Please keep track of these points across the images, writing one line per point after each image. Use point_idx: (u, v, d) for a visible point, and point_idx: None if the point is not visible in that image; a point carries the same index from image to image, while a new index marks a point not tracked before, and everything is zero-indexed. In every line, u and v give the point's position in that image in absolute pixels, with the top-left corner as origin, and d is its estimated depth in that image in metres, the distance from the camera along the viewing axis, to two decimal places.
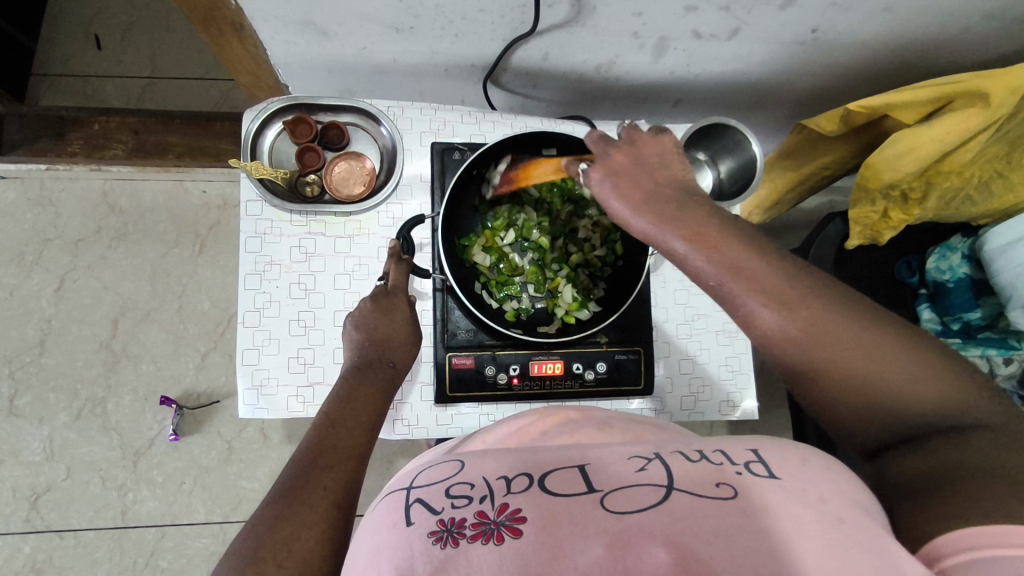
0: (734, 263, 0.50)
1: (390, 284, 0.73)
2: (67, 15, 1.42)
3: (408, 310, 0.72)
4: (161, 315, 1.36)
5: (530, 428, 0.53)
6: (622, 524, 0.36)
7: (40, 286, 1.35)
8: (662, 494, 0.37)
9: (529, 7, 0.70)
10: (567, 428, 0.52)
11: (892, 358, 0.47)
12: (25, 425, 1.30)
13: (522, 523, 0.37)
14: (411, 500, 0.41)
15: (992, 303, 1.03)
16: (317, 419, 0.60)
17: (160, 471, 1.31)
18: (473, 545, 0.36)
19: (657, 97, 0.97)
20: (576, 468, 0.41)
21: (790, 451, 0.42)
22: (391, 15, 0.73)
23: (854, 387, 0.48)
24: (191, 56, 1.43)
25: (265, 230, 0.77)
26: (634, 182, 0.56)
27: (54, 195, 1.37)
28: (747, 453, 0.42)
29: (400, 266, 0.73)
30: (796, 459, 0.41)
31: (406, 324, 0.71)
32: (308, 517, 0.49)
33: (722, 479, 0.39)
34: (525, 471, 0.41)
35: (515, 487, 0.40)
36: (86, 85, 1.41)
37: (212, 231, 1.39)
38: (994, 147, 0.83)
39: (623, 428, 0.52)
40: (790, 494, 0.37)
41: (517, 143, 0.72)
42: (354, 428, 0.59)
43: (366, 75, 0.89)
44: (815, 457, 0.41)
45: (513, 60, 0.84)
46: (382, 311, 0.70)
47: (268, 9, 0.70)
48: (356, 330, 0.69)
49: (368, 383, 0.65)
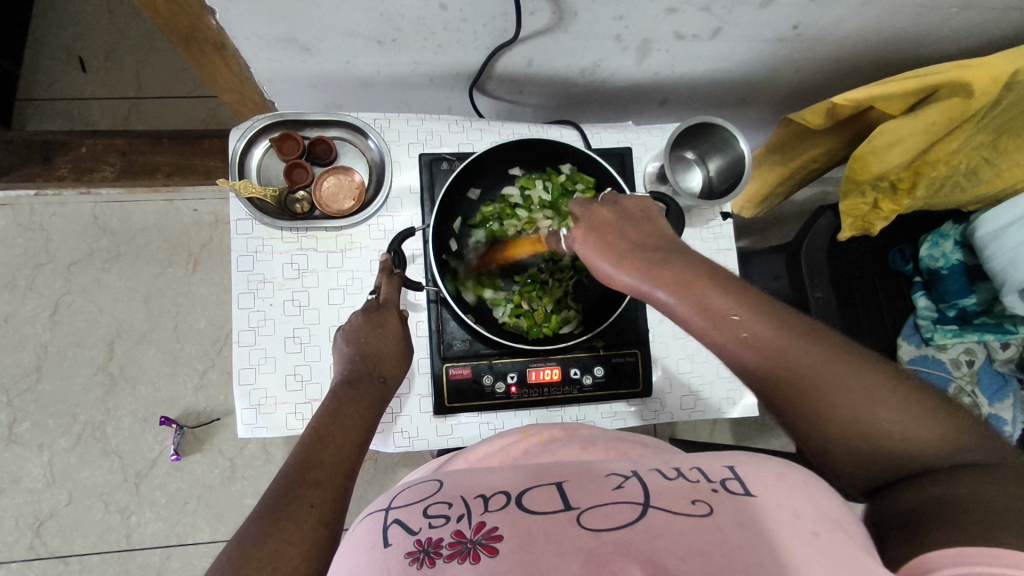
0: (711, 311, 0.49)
1: (381, 299, 0.72)
2: (50, 39, 1.42)
3: (400, 322, 0.72)
4: (157, 335, 1.36)
5: (518, 447, 0.53)
6: (598, 541, 0.36)
7: (35, 312, 1.34)
8: (637, 512, 0.38)
9: (511, 14, 0.71)
10: (550, 446, 0.53)
11: (882, 406, 0.46)
12: (24, 452, 1.30)
13: (497, 541, 0.37)
14: (388, 519, 0.41)
15: (985, 289, 1.04)
16: (304, 435, 0.60)
17: (162, 493, 1.30)
18: (449, 564, 0.36)
19: (643, 97, 0.97)
20: (553, 487, 0.42)
21: (765, 466, 0.42)
22: (373, 28, 0.73)
23: (849, 427, 0.47)
24: (177, 73, 1.43)
25: (257, 249, 0.77)
26: (611, 234, 0.59)
27: (44, 219, 1.36)
28: (724, 470, 0.42)
29: (392, 279, 0.73)
30: (771, 474, 0.40)
31: (397, 338, 0.71)
32: (291, 535, 0.49)
33: (698, 496, 0.39)
34: (502, 491, 0.42)
35: (492, 506, 0.40)
36: (72, 108, 1.40)
37: (205, 248, 1.39)
38: (980, 135, 0.83)
39: (608, 446, 0.52)
40: (764, 512, 0.37)
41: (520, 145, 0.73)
42: (342, 444, 0.59)
43: (352, 88, 0.88)
44: (791, 472, 0.41)
45: (499, 68, 0.85)
46: (374, 324, 0.70)
47: (249, 27, 0.70)
48: (347, 344, 0.69)
49: (355, 399, 0.64)
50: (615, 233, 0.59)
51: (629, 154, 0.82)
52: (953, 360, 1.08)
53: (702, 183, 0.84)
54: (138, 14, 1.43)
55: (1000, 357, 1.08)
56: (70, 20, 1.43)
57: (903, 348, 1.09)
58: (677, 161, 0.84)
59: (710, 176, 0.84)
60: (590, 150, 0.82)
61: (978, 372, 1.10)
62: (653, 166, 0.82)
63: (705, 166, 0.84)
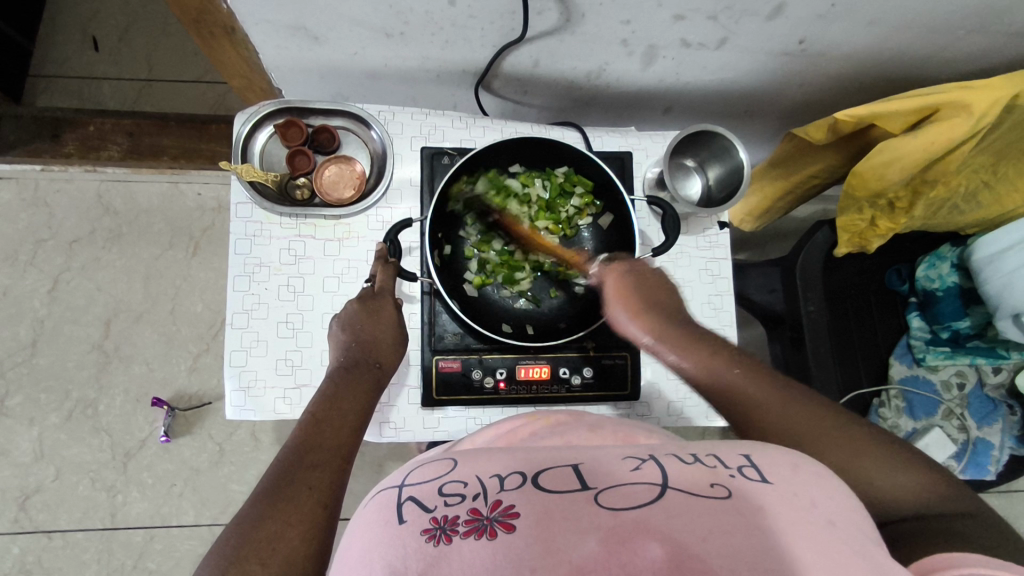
0: (710, 370, 0.62)
1: (376, 287, 0.73)
2: (65, 17, 1.43)
3: (396, 313, 0.72)
4: (154, 316, 1.36)
5: (524, 429, 0.54)
6: (617, 519, 0.36)
7: (33, 287, 1.35)
8: (654, 493, 0.38)
9: (518, 14, 0.71)
10: (556, 430, 0.53)
11: (885, 464, 0.53)
12: (15, 426, 1.30)
13: (514, 518, 0.37)
14: (404, 496, 0.42)
15: (980, 313, 1.04)
16: (302, 418, 0.61)
17: (150, 473, 1.31)
18: (465, 541, 0.36)
19: (647, 104, 0.98)
20: (569, 468, 0.42)
21: (782, 457, 0.42)
22: (382, 20, 0.73)
23: (852, 480, 0.53)
24: (188, 58, 1.44)
25: (255, 233, 0.78)
26: (633, 291, 0.69)
27: (49, 195, 1.38)
28: (738, 458, 0.42)
29: (388, 267, 0.73)
30: (788, 465, 0.41)
31: (394, 325, 0.71)
32: (291, 516, 0.49)
33: (716, 480, 0.39)
34: (517, 471, 0.42)
35: (508, 486, 0.40)
36: (83, 87, 1.41)
37: (206, 233, 1.40)
38: (980, 156, 0.83)
39: (615, 430, 0.52)
40: (782, 498, 0.37)
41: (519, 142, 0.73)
42: (338, 428, 0.60)
43: (358, 79, 0.89)
44: (806, 465, 0.42)
45: (505, 67, 0.86)
46: (370, 311, 0.70)
47: (259, 12, 0.71)
48: (343, 331, 0.69)
49: (353, 383, 0.65)
50: (635, 290, 0.70)
51: (629, 158, 0.83)
52: (944, 383, 1.11)
53: (700, 191, 0.84)
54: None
55: (991, 381, 1.11)
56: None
57: (895, 367, 1.09)
58: (676, 168, 0.85)
59: (709, 184, 0.84)
60: (590, 151, 0.82)
61: (968, 395, 1.11)
62: (652, 172, 0.83)
63: (703, 173, 0.84)
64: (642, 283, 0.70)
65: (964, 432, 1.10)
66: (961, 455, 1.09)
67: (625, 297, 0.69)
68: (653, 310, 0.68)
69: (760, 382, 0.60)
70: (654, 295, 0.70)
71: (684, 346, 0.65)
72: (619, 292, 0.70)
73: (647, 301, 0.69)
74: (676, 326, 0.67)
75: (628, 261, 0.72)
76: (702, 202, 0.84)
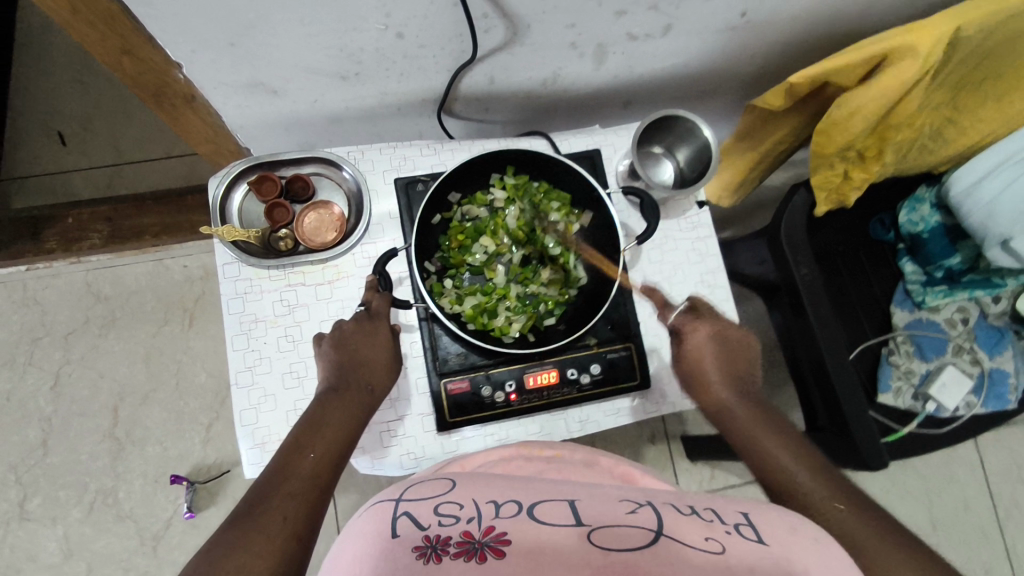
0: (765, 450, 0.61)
1: (371, 309, 0.74)
2: (28, 117, 1.44)
3: (387, 334, 0.74)
4: (160, 395, 1.37)
5: (524, 461, 0.61)
6: (606, 560, 0.39)
7: (36, 387, 1.36)
8: (647, 538, 0.41)
9: (466, 35, 0.73)
10: (555, 466, 0.60)
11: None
12: (39, 527, 1.31)
13: (505, 545, 0.41)
14: (399, 511, 0.45)
15: (968, 246, 1.05)
16: (283, 443, 0.61)
17: (181, 552, 1.30)
18: (455, 561, 0.39)
19: (607, 101, 1.00)
20: (565, 503, 0.45)
21: (782, 519, 0.44)
22: (335, 64, 0.75)
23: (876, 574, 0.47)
24: (155, 135, 1.46)
25: (246, 290, 0.78)
26: (714, 358, 0.71)
27: (37, 293, 1.39)
28: (736, 515, 0.45)
29: (381, 297, 0.74)
30: (785, 527, 0.43)
31: (386, 348, 0.73)
32: (252, 547, 0.48)
33: (709, 534, 0.42)
34: (514, 500, 0.45)
35: (504, 513, 0.44)
36: (56, 182, 1.43)
37: (198, 303, 1.41)
38: (937, 94, 0.84)
39: (611, 467, 0.62)
40: (774, 556, 0.39)
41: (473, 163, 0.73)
42: (320, 454, 0.60)
43: (323, 125, 0.91)
44: (806, 528, 0.44)
45: (463, 88, 0.87)
46: (365, 333, 0.72)
47: (216, 76, 0.73)
48: (335, 348, 0.70)
49: (338, 408, 0.65)
50: (722, 356, 0.71)
51: (599, 155, 0.84)
52: (947, 321, 1.12)
53: (674, 174, 0.86)
54: (110, 84, 1.46)
55: (993, 311, 1.12)
56: (46, 95, 1.45)
57: (897, 315, 1.12)
58: (645, 157, 0.86)
59: (681, 166, 0.85)
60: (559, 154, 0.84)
61: (974, 329, 1.12)
62: (623, 165, 0.85)
63: (673, 157, 0.85)
64: (727, 360, 0.70)
65: (977, 364, 1.11)
66: (978, 389, 1.10)
67: (705, 371, 0.70)
68: (732, 386, 0.68)
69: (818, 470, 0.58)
70: (736, 368, 0.70)
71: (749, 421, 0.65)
72: (696, 354, 0.71)
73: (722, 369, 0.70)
74: (758, 409, 0.66)
75: (714, 333, 0.72)
76: (676, 184, 0.85)
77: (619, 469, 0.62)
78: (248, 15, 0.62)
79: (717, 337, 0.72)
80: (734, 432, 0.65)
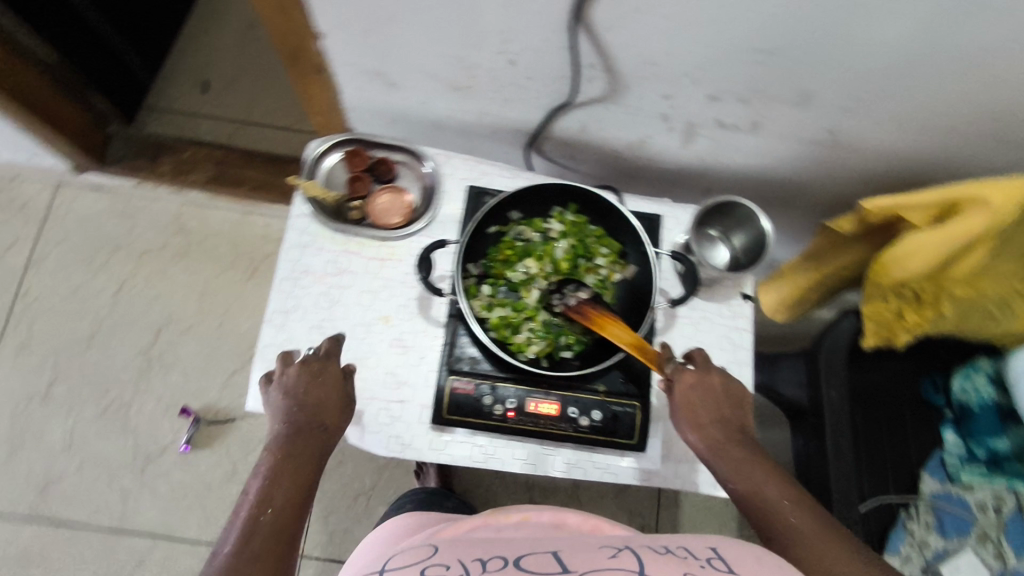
0: (758, 493, 0.63)
1: (324, 353, 0.75)
2: (185, 61, 1.64)
3: (338, 378, 0.74)
4: (200, 330, 1.49)
5: (495, 512, 0.61)
6: None
7: (102, 288, 1.50)
8: None
9: (569, 79, 0.80)
10: (523, 516, 0.60)
11: None
12: (54, 413, 1.42)
13: None
14: None
15: (1019, 433, 0.97)
16: (243, 499, 0.63)
17: (164, 481, 1.40)
18: None
19: (686, 183, 1.04)
20: (547, 556, 0.47)
21: (747, 551, 0.49)
22: (450, 73, 0.84)
23: None
24: (283, 107, 1.62)
25: (307, 243, 0.85)
26: (697, 404, 0.70)
27: (136, 209, 1.54)
28: (707, 550, 0.49)
29: (333, 342, 0.75)
30: (751, 558, 0.48)
31: (337, 380, 0.74)
32: None
33: (689, 569, 0.45)
34: (499, 556, 0.48)
35: (490, 567, 0.46)
36: (186, 123, 1.59)
37: (266, 261, 1.54)
38: (1008, 263, 0.81)
39: (581, 520, 0.59)
40: None
41: (540, 189, 0.79)
42: (282, 502, 0.62)
43: (424, 128, 1.00)
44: (768, 556, 0.48)
45: (554, 129, 0.94)
46: (314, 375, 0.73)
47: (346, 55, 0.83)
48: (283, 396, 0.71)
49: (297, 446, 0.67)
50: (703, 401, 0.70)
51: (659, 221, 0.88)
52: (978, 504, 1.03)
53: (728, 259, 0.87)
54: (261, 55, 1.65)
55: None
56: (208, 48, 1.65)
57: (926, 481, 1.06)
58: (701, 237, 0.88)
59: (735, 252, 0.87)
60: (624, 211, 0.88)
61: (1008, 521, 1.02)
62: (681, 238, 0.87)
63: (729, 242, 0.87)
64: (711, 403, 0.70)
65: (1002, 561, 1.01)
66: None
67: (691, 416, 0.70)
68: (720, 429, 0.69)
69: (808, 514, 0.60)
70: (724, 412, 0.70)
71: (738, 466, 0.66)
72: (683, 398, 0.71)
73: (710, 413, 0.70)
74: (747, 452, 0.67)
75: (699, 376, 0.71)
76: (730, 266, 0.85)
77: (586, 521, 0.59)
78: (390, 6, 0.72)
79: (697, 384, 0.71)
80: (727, 475, 0.66)
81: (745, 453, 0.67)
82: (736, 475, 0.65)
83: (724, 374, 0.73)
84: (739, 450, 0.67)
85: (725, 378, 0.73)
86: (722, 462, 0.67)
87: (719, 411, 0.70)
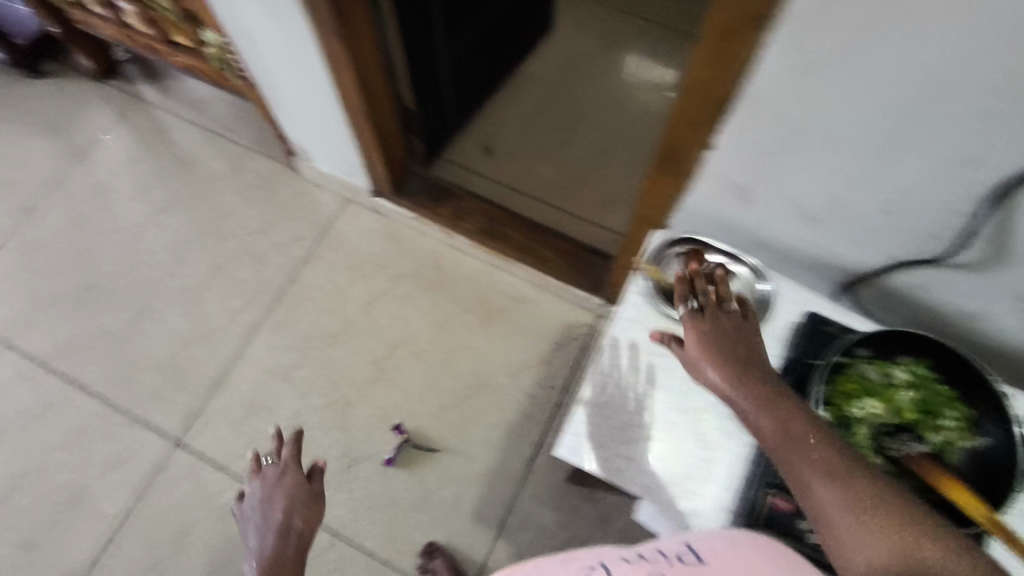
0: (784, 427, 0.67)
1: (283, 470, 0.94)
2: (480, 128, 1.91)
3: (307, 482, 0.94)
4: (428, 358, 1.61)
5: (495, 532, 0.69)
6: None
7: (358, 296, 1.68)
8: None
9: (942, 239, 0.83)
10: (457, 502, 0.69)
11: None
12: (289, 391, 1.57)
13: None
14: None
15: None
16: None
17: (360, 487, 1.48)
18: None
19: (995, 364, 1.01)
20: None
21: (720, 540, 0.55)
22: (816, 206, 0.90)
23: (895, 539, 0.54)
24: (549, 185, 1.83)
25: (636, 319, 0.93)
26: (719, 348, 0.77)
27: (404, 237, 1.75)
28: (680, 545, 0.55)
29: (293, 449, 0.96)
30: (722, 544, 0.55)
31: (309, 500, 0.92)
32: None
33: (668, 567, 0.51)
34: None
35: None
36: (466, 176, 1.82)
37: (500, 313, 1.66)
38: None
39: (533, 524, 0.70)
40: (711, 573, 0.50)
41: (894, 338, 0.83)
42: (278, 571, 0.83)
43: (745, 244, 1.06)
44: (738, 542, 0.55)
45: (888, 279, 0.95)
46: (300, 492, 0.92)
47: (725, 167, 0.92)
48: (283, 496, 0.91)
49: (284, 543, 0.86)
50: (732, 348, 0.77)
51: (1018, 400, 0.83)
52: None
53: None
54: (541, 139, 1.90)
55: None
56: (499, 124, 1.92)
57: None
58: None
59: None
60: None
61: None
62: None
63: None
64: (728, 343, 0.78)
65: None
66: None
67: (707, 350, 0.77)
68: (730, 372, 0.75)
69: (833, 448, 0.63)
70: (749, 360, 0.76)
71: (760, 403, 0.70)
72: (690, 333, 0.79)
73: (721, 354, 0.77)
74: (740, 382, 0.73)
75: (713, 320, 0.80)
76: None
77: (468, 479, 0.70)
78: (800, 137, 0.80)
79: (712, 325, 0.80)
80: (761, 425, 0.69)
81: (765, 391, 0.71)
82: (768, 416, 0.69)
83: (734, 317, 0.81)
84: (760, 388, 0.72)
85: (735, 323, 0.81)
86: (750, 403, 0.71)
87: (743, 360, 0.76)
